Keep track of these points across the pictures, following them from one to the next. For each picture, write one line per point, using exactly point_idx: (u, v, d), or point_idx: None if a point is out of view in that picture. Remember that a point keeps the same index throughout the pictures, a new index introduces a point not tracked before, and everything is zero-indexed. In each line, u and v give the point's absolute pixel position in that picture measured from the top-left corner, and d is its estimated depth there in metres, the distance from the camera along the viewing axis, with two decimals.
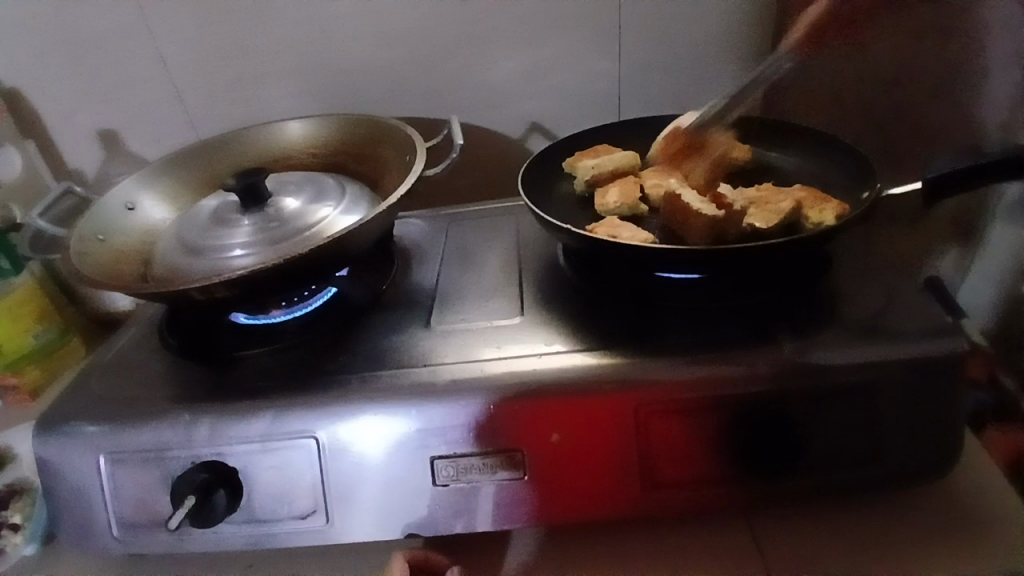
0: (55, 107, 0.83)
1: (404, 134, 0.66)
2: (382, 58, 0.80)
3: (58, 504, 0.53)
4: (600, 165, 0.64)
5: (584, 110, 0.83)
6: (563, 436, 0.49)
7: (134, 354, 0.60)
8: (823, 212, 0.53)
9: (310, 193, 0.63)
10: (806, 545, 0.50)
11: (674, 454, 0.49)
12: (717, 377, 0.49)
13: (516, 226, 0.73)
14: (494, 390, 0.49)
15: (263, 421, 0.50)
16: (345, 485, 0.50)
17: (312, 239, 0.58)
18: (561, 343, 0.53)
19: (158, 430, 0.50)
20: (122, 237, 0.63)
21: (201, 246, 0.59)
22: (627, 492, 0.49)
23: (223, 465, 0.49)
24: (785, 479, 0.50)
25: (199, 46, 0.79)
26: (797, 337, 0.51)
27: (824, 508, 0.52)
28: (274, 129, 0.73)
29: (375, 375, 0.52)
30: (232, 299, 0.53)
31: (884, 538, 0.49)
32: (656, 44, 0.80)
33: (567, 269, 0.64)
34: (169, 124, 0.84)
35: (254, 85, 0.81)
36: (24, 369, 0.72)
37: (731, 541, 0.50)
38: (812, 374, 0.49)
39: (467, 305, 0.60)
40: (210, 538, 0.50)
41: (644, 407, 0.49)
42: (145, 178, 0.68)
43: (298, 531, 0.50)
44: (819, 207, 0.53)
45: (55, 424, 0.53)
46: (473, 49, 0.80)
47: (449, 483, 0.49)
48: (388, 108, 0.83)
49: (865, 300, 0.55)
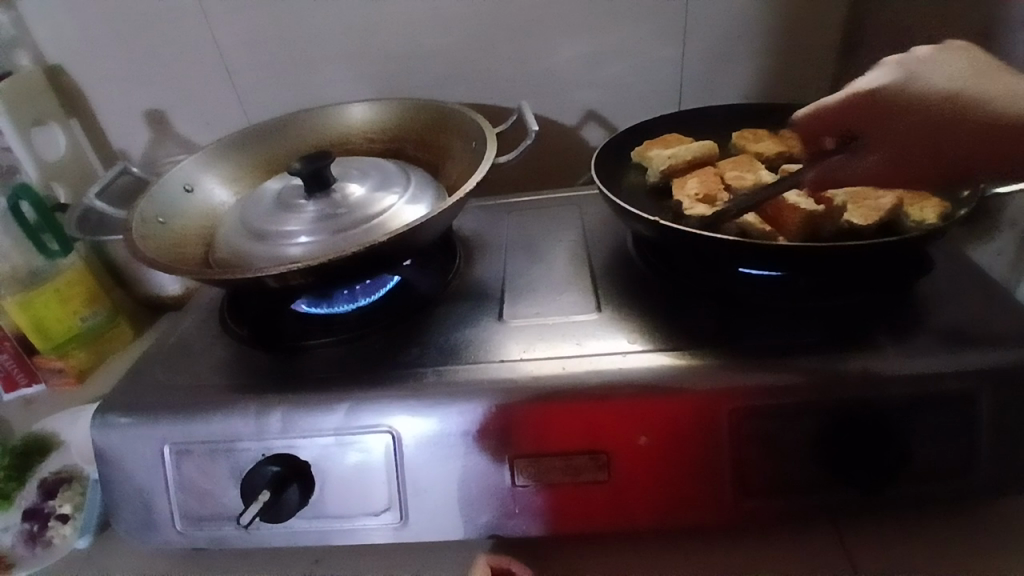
0: (103, 86, 0.82)
1: (470, 121, 0.64)
2: (439, 41, 0.78)
3: (119, 495, 0.51)
4: (676, 155, 0.61)
5: (644, 98, 0.81)
6: (651, 439, 0.47)
7: (194, 340, 0.59)
8: (923, 210, 0.51)
9: (375, 179, 0.61)
10: (906, 558, 0.47)
11: (766, 462, 0.46)
12: (814, 382, 0.46)
13: (579, 217, 0.71)
14: (578, 388, 0.47)
15: (338, 414, 0.48)
16: (421, 483, 0.48)
17: (380, 228, 0.56)
18: (643, 341, 0.51)
19: (227, 421, 0.49)
20: (182, 219, 0.62)
21: (265, 231, 0.57)
22: (715, 499, 0.47)
23: (295, 458, 0.48)
24: (883, 491, 0.47)
25: (252, 26, 0.77)
26: (898, 340, 0.48)
27: (923, 522, 0.49)
28: (334, 112, 0.72)
29: (451, 369, 0.50)
30: (302, 287, 0.51)
31: (993, 552, 0.46)
32: (725, 31, 0.76)
33: (638, 262, 0.61)
34: (220, 106, 0.82)
35: (307, 67, 0.79)
36: (69, 353, 0.71)
37: (823, 553, 0.48)
38: (919, 381, 0.46)
39: (538, 299, 0.58)
40: (281, 533, 0.49)
41: (737, 411, 0.46)
42: (204, 159, 0.67)
43: (370, 528, 0.49)
44: (920, 205, 0.52)
45: (117, 411, 0.51)
46: (533, 35, 0.77)
47: (529, 484, 0.47)
48: (443, 94, 0.81)
49: (959, 304, 0.52)
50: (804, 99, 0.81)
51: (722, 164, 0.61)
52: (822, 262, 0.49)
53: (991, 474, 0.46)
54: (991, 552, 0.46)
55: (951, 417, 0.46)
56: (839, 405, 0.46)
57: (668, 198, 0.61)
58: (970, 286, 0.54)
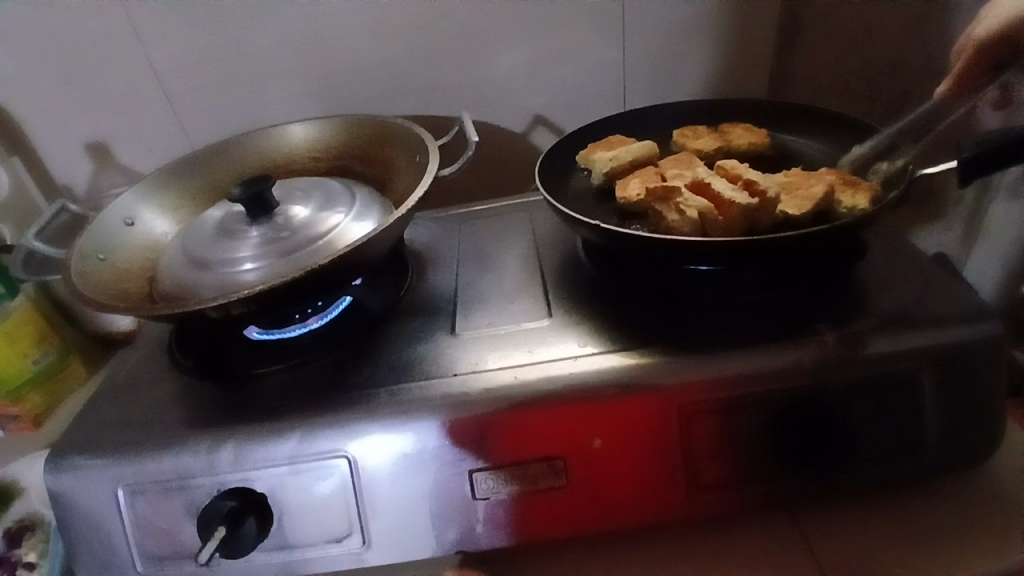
0: (40, 121, 0.79)
1: (413, 134, 0.64)
2: (380, 55, 0.77)
3: (73, 542, 0.50)
4: (618, 156, 0.62)
5: (590, 99, 0.81)
6: (605, 442, 0.47)
7: (144, 376, 0.58)
8: (855, 196, 0.52)
9: (320, 199, 0.60)
10: (859, 537, 0.48)
11: (720, 455, 0.47)
12: (759, 373, 0.46)
13: (530, 223, 0.71)
14: (529, 397, 0.47)
15: (291, 442, 0.48)
16: (379, 505, 0.48)
17: (325, 249, 0.55)
18: (594, 344, 0.51)
19: (178, 457, 0.48)
20: (123, 254, 0.61)
21: (208, 261, 0.56)
22: (672, 495, 0.48)
23: (251, 490, 0.47)
24: (835, 473, 0.48)
25: (189, 50, 0.76)
26: (840, 326, 0.49)
27: (879, 502, 0.50)
28: (276, 133, 0.71)
29: (403, 387, 0.49)
30: (247, 316, 0.50)
31: (939, 527, 0.47)
32: (665, 28, 0.77)
33: (589, 265, 0.62)
34: (164, 133, 0.81)
35: (249, 89, 0.78)
36: (24, 397, 0.69)
37: (782, 540, 0.48)
38: (860, 364, 0.47)
39: (490, 310, 0.58)
40: (242, 567, 0.49)
41: (688, 408, 0.47)
42: (143, 191, 0.66)
43: (333, 554, 0.49)
44: (851, 192, 0.53)
45: (64, 457, 0.50)
46: (474, 43, 0.77)
47: (489, 496, 0.47)
48: (390, 107, 0.80)
49: (898, 286, 0.53)
50: (746, 92, 0.83)
51: (662, 163, 0.62)
52: (761, 255, 0.49)
53: (937, 450, 0.48)
54: (944, 527, 0.47)
55: (895, 397, 0.47)
56: (786, 394, 0.46)
57: (613, 199, 0.61)
58: (910, 267, 0.55)
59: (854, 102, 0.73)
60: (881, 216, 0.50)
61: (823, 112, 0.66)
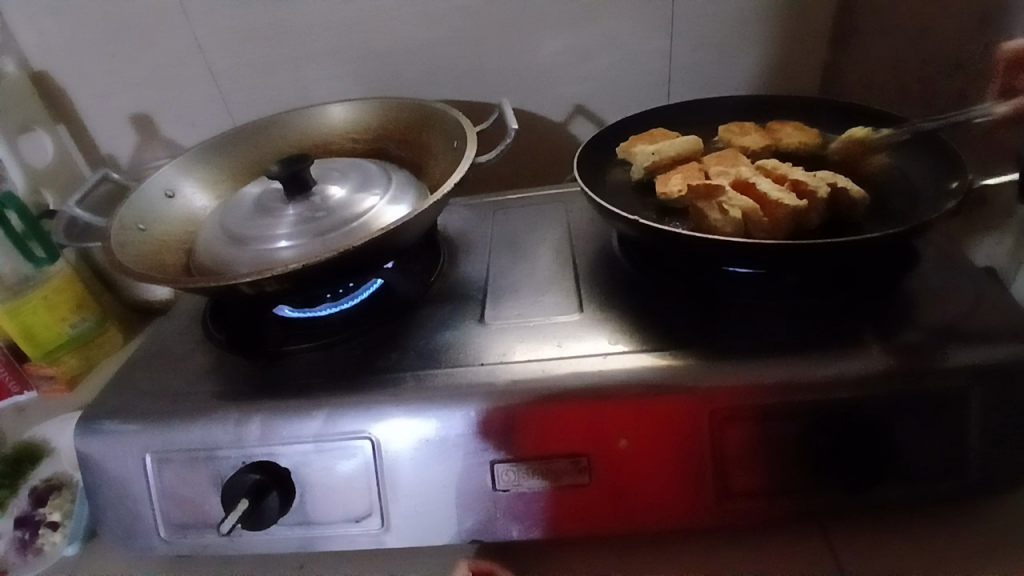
0: (89, 91, 0.81)
1: (452, 119, 0.64)
2: (422, 40, 0.77)
3: (101, 505, 0.51)
4: (660, 151, 0.60)
5: (632, 91, 0.79)
6: (631, 442, 0.46)
7: (178, 345, 0.59)
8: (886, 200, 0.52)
9: (356, 180, 0.60)
10: (889, 559, 0.46)
11: (750, 464, 0.46)
12: (799, 382, 0.45)
13: (565, 215, 0.70)
14: (558, 390, 0.46)
15: (317, 421, 0.48)
16: (401, 489, 0.48)
17: (359, 231, 0.55)
18: (625, 342, 0.50)
19: (207, 428, 0.49)
20: (162, 225, 0.62)
21: (245, 236, 0.57)
22: (698, 501, 0.47)
23: (274, 464, 0.48)
24: (870, 491, 0.46)
25: (236, 26, 0.76)
26: (884, 339, 0.47)
27: (914, 522, 0.48)
28: (315, 112, 0.71)
29: (430, 374, 0.49)
30: (280, 293, 0.50)
31: (976, 557, 0.45)
32: (713, 21, 0.75)
33: (623, 260, 0.61)
34: (206, 108, 0.82)
35: (291, 67, 0.79)
36: (59, 359, 0.71)
37: (810, 555, 0.47)
38: (905, 381, 0.45)
39: (519, 300, 0.57)
40: (263, 540, 0.49)
41: (720, 413, 0.45)
42: (185, 164, 0.67)
43: (353, 534, 0.49)
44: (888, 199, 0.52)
45: (98, 420, 0.51)
46: (517, 30, 0.76)
47: (510, 488, 0.47)
48: (429, 91, 0.80)
49: (948, 300, 0.50)
50: (794, 90, 0.80)
51: (706, 159, 0.60)
52: (806, 261, 0.48)
53: (978, 473, 0.46)
54: (979, 555, 0.45)
55: (940, 415, 0.45)
56: (825, 406, 0.45)
57: (652, 195, 0.60)
58: (962, 281, 0.52)
59: (909, 106, 0.70)
60: (936, 227, 0.48)
61: (875, 113, 0.64)
